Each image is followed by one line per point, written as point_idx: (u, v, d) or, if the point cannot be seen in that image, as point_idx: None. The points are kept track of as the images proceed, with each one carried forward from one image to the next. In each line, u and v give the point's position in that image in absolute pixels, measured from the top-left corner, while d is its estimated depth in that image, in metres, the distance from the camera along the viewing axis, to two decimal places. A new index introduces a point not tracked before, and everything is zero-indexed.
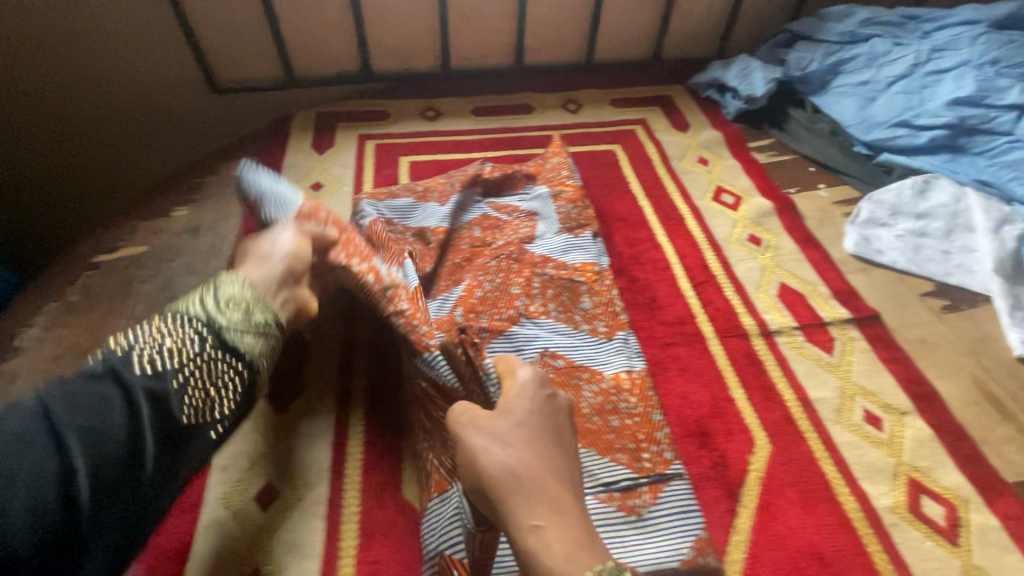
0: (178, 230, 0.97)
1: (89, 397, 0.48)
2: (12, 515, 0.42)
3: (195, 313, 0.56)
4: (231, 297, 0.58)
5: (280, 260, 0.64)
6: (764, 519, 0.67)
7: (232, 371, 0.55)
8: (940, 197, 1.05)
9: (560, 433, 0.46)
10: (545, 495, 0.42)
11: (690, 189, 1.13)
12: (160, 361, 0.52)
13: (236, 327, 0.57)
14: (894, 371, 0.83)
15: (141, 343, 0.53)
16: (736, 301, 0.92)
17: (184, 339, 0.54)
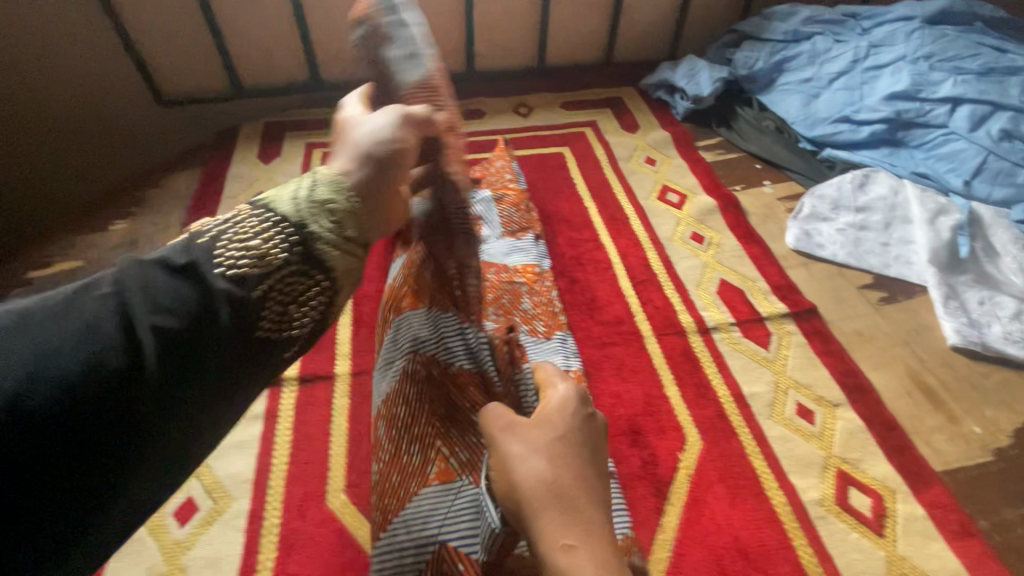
0: (116, 243, 0.96)
1: (158, 286, 0.38)
2: (63, 411, 0.33)
3: (287, 208, 0.46)
4: (321, 201, 0.47)
5: (378, 167, 0.53)
6: (691, 517, 0.67)
7: (315, 288, 0.45)
8: (879, 190, 1.06)
9: (595, 454, 0.48)
10: (578, 513, 0.42)
11: (636, 189, 1.13)
12: (237, 259, 0.42)
13: (327, 237, 0.46)
14: (828, 364, 0.83)
15: (227, 232, 0.43)
16: (676, 298, 0.92)
17: (263, 239, 0.43)
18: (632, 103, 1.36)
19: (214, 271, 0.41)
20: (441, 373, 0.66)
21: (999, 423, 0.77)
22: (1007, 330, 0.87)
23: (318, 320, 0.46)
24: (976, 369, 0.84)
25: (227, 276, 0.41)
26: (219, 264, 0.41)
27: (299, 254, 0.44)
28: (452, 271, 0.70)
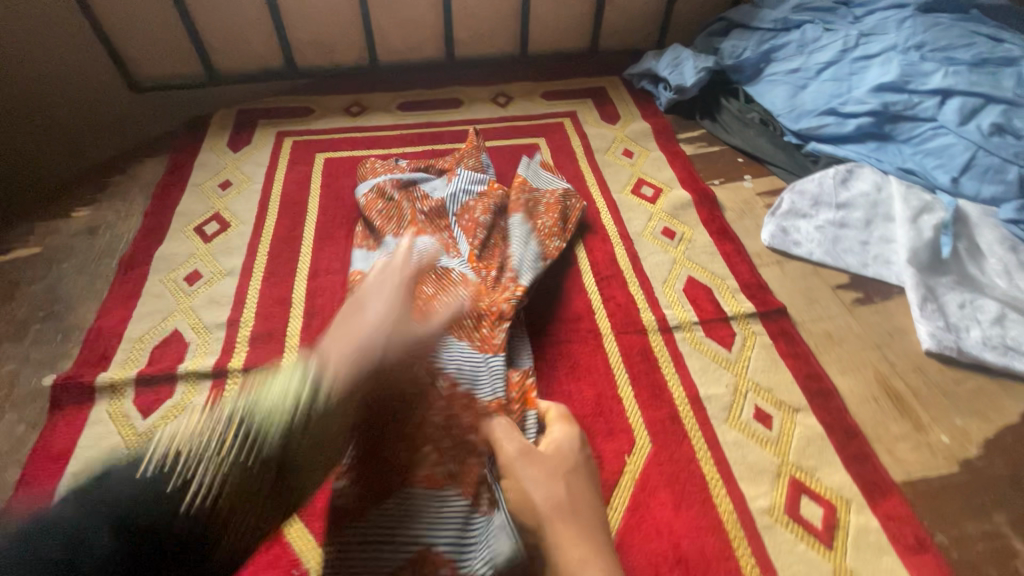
0: (75, 231, 0.95)
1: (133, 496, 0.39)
2: None
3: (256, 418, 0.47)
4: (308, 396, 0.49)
5: (377, 335, 0.57)
6: (632, 522, 0.64)
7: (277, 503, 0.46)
8: (862, 186, 1.02)
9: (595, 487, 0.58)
10: (587, 535, 0.51)
11: (609, 182, 1.10)
12: (210, 469, 0.43)
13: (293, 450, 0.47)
14: (792, 367, 0.80)
15: (193, 456, 0.43)
16: (639, 295, 0.89)
17: (240, 440, 0.45)
18: (615, 93, 1.32)
19: (171, 491, 0.41)
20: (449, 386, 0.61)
21: (969, 432, 0.74)
22: (986, 335, 0.83)
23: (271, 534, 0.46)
24: (950, 376, 0.80)
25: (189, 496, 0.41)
26: (170, 483, 0.41)
27: (277, 455, 0.46)
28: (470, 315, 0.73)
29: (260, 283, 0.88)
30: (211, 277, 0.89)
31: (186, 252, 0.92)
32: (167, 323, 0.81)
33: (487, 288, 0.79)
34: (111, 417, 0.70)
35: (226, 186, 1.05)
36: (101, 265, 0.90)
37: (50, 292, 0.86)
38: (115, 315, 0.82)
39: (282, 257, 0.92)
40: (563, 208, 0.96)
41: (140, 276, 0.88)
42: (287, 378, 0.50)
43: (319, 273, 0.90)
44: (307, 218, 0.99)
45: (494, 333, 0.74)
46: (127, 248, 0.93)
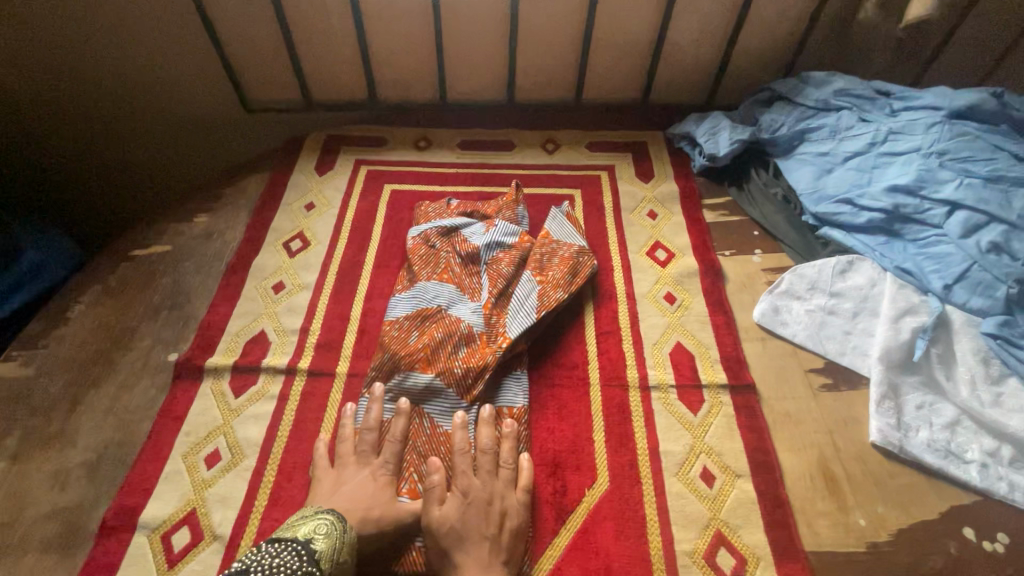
0: (195, 234, 1.22)
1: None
2: None
3: (294, 539, 0.72)
4: (324, 540, 0.73)
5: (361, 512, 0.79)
6: (578, 541, 0.84)
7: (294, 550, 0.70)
8: (858, 280, 1.12)
9: (476, 526, 0.79)
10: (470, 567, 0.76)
11: (628, 241, 1.24)
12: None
13: (309, 538, 0.72)
14: (745, 438, 0.94)
15: (254, 564, 0.67)
16: (630, 354, 1.05)
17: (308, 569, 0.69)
18: (655, 150, 1.44)
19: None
20: (431, 427, 0.92)
21: (886, 519, 0.86)
22: (933, 438, 0.93)
23: None
24: (887, 468, 0.92)
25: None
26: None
27: None
28: (460, 371, 0.94)
29: (327, 299, 1.11)
30: (292, 288, 1.13)
31: (275, 264, 1.17)
32: (256, 324, 1.07)
33: (487, 339, 0.99)
34: (214, 394, 0.98)
35: (310, 208, 1.28)
36: (214, 267, 1.17)
37: (176, 285, 1.13)
38: (222, 311, 1.09)
39: (346, 278, 1.15)
40: (574, 264, 1.11)
41: (240, 280, 1.14)
42: (309, 520, 0.75)
43: (373, 296, 1.12)
44: (370, 246, 1.21)
45: (475, 383, 0.94)
46: (232, 255, 1.19)
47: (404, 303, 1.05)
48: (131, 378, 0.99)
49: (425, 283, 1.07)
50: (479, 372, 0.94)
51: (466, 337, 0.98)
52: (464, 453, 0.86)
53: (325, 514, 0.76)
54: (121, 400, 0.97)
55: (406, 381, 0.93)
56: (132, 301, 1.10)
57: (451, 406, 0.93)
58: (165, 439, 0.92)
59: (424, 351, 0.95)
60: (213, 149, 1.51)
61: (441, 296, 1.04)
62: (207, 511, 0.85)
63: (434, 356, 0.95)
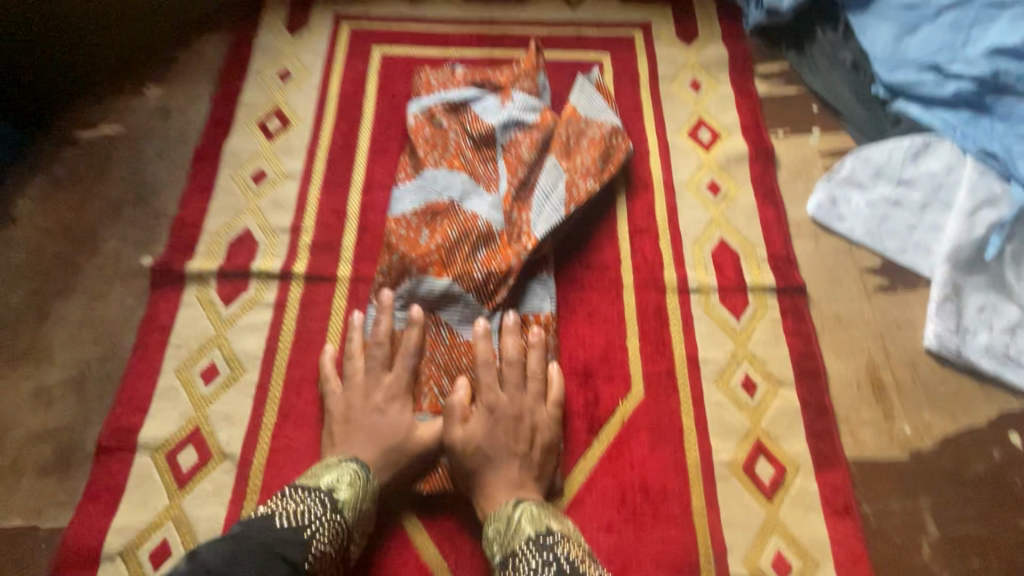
0: (149, 112, 1.02)
1: (269, 534, 0.57)
2: None
3: (315, 487, 0.66)
4: (348, 490, 0.68)
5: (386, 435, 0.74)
6: (613, 453, 0.80)
7: (318, 497, 0.65)
8: (932, 165, 0.97)
9: (504, 445, 0.74)
10: (502, 483, 0.72)
11: (667, 118, 1.06)
12: (328, 529, 0.62)
13: (334, 486, 0.67)
14: (791, 344, 0.87)
15: (276, 509, 0.61)
16: (668, 253, 0.93)
17: (332, 517, 0.64)
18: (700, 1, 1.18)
19: (306, 538, 0.59)
20: (450, 338, 0.82)
21: (931, 427, 0.83)
22: (991, 342, 0.87)
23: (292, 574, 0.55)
24: (938, 375, 0.86)
25: (316, 545, 0.60)
26: (281, 522, 0.59)
27: None
28: (480, 276, 0.83)
29: (318, 191, 0.95)
30: (275, 178, 0.96)
31: (252, 149, 0.99)
32: (237, 222, 0.92)
33: (509, 238, 0.86)
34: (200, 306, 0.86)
35: (285, 77, 1.06)
36: (179, 153, 0.98)
37: (135, 176, 0.96)
38: (196, 206, 0.93)
39: (338, 166, 0.98)
40: (607, 147, 0.94)
41: (212, 169, 0.97)
42: (329, 468, 0.69)
43: (372, 187, 0.96)
44: (362, 126, 1.02)
45: (497, 289, 0.83)
46: (198, 138, 1.00)
47: (408, 195, 0.90)
48: (103, 287, 0.88)
49: (433, 172, 0.91)
50: (501, 277, 0.83)
51: (484, 238, 0.85)
52: (490, 366, 0.78)
53: (347, 462, 0.71)
54: (96, 311, 0.86)
55: (417, 289, 0.82)
56: (87, 195, 0.94)
57: (472, 315, 0.83)
58: (155, 353, 0.83)
59: (438, 253, 0.83)
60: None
61: (453, 188, 0.89)
62: (212, 429, 0.79)
63: (450, 259, 0.83)
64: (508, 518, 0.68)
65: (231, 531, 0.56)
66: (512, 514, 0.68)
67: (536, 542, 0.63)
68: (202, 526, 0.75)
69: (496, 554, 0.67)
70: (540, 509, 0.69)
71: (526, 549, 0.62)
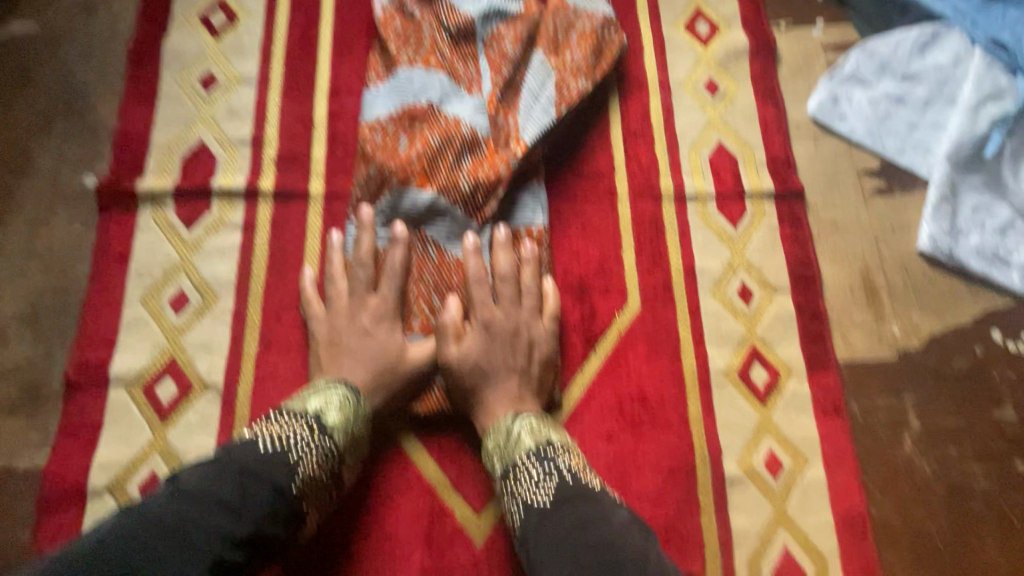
0: (67, 3, 0.87)
1: (250, 461, 0.57)
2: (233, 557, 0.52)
3: (304, 409, 0.64)
4: (337, 412, 0.65)
5: (374, 357, 0.71)
6: (610, 367, 0.79)
7: (306, 422, 0.62)
8: (939, 59, 0.92)
9: (499, 362, 0.72)
10: (499, 402, 0.71)
11: (662, 9, 0.96)
12: (314, 453, 0.61)
13: (325, 408, 0.65)
14: (788, 251, 0.85)
15: (262, 432, 0.60)
16: (664, 159, 0.88)
17: (319, 441, 0.62)
18: None
19: (290, 464, 0.58)
20: (438, 255, 0.77)
21: (920, 328, 0.84)
22: (982, 242, 0.86)
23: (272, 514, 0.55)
24: (929, 277, 0.86)
25: (300, 471, 0.59)
26: (265, 446, 0.59)
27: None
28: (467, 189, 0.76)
29: (278, 97, 0.85)
30: (227, 83, 0.85)
31: (195, 48, 0.86)
32: (188, 134, 0.82)
33: (496, 145, 0.79)
34: (159, 226, 0.79)
35: None
36: (109, 54, 0.85)
37: (62, 83, 0.84)
38: (138, 116, 0.82)
39: (297, 67, 0.86)
40: (598, 41, 0.86)
41: (151, 73, 0.84)
42: (317, 391, 0.67)
43: (338, 91, 0.86)
44: (320, 18, 0.89)
45: (485, 200, 0.77)
46: (128, 35, 0.86)
47: (380, 101, 0.81)
48: (44, 210, 0.79)
49: (407, 73, 0.81)
50: (490, 187, 0.77)
51: (469, 145, 0.78)
52: (482, 283, 0.75)
53: (337, 386, 0.68)
54: (40, 238, 0.78)
55: (399, 202, 0.76)
56: (9, 107, 0.82)
57: (460, 230, 0.78)
58: (115, 281, 0.76)
59: (419, 162, 0.76)
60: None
61: (430, 90, 0.80)
62: (188, 359, 0.75)
63: (433, 168, 0.76)
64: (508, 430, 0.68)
65: (216, 454, 0.57)
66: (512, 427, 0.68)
67: (536, 454, 0.65)
68: (189, 457, 0.72)
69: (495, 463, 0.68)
70: (539, 421, 0.69)
71: (526, 461, 0.64)
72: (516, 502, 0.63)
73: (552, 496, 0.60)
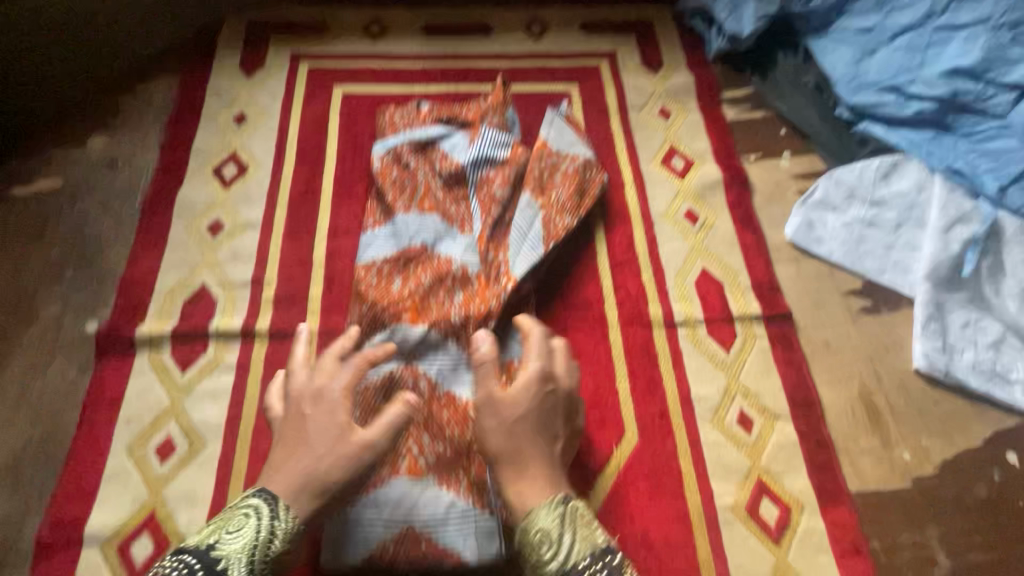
0: (93, 164, 0.95)
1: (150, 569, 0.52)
2: None
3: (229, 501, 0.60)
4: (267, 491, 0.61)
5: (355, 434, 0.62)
6: (612, 507, 0.76)
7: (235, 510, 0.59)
8: (902, 185, 0.97)
9: (550, 421, 0.66)
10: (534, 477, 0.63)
11: (639, 148, 1.04)
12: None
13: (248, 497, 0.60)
14: (783, 375, 0.85)
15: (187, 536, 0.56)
16: (651, 286, 0.91)
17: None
18: (663, 32, 1.18)
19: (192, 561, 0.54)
20: (428, 388, 0.76)
21: (930, 452, 0.81)
22: (978, 359, 0.86)
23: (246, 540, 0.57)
24: (931, 396, 0.85)
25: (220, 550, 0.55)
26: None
27: None
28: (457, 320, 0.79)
29: (281, 241, 0.90)
30: (232, 228, 0.90)
31: (206, 198, 0.92)
32: (191, 279, 0.86)
33: (487, 278, 0.83)
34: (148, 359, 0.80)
35: (241, 121, 1.00)
36: (126, 207, 0.91)
37: (78, 236, 0.89)
38: (145, 264, 0.86)
39: (301, 212, 0.92)
40: (581, 181, 0.93)
41: (162, 223, 0.90)
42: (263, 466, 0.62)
43: (338, 233, 0.91)
44: (326, 168, 0.97)
45: (478, 332, 0.79)
46: (146, 189, 0.93)
47: (367, 245, 0.86)
48: (43, 359, 0.80)
49: (403, 217, 0.87)
50: (480, 321, 0.79)
51: (460, 281, 0.82)
52: (544, 340, 0.71)
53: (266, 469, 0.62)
54: (34, 387, 0.78)
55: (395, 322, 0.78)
56: (25, 259, 0.86)
57: (448, 360, 0.78)
58: (104, 432, 0.76)
59: (412, 298, 0.80)
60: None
61: (425, 231, 0.86)
62: (170, 512, 0.72)
63: (426, 304, 0.79)
64: (558, 518, 0.60)
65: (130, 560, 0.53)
66: (563, 515, 0.61)
67: (602, 558, 0.59)
68: None
69: (547, 561, 0.59)
70: (587, 518, 0.62)
71: (594, 569, 0.58)
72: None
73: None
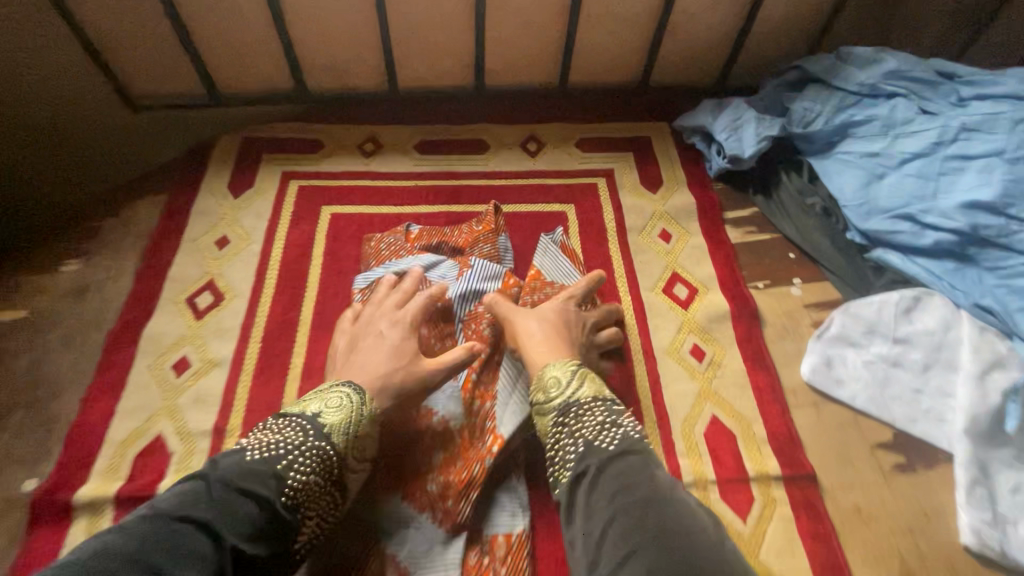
0: (63, 291, 0.91)
1: (237, 470, 0.57)
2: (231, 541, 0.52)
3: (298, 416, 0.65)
4: (333, 414, 0.66)
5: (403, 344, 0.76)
6: None
7: (298, 430, 0.63)
8: (927, 322, 0.88)
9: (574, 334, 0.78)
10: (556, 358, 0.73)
11: (639, 274, 0.99)
12: (299, 471, 0.60)
13: (322, 413, 0.66)
14: (811, 552, 0.74)
15: (258, 446, 0.61)
16: (655, 438, 0.82)
17: (314, 442, 0.63)
18: (661, 149, 1.16)
19: (277, 469, 0.59)
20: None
21: None
22: None
23: (320, 454, 0.62)
24: None
25: (291, 475, 0.59)
26: (254, 455, 0.60)
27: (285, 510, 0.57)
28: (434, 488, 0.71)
29: (250, 382, 0.83)
30: (199, 367, 0.84)
31: (176, 332, 0.87)
32: (147, 426, 0.79)
33: (471, 435, 0.75)
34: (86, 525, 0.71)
35: (223, 245, 0.97)
36: (90, 340, 0.86)
37: (34, 373, 0.83)
38: (100, 408, 0.80)
39: (275, 349, 0.86)
40: None
41: (124, 360, 0.84)
42: (325, 392, 0.69)
43: (313, 373, 0.84)
44: (306, 298, 0.92)
45: (458, 506, 0.70)
46: (114, 320, 0.88)
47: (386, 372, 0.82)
48: None
49: None
50: (459, 490, 0.71)
51: (440, 439, 0.75)
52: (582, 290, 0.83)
53: (342, 387, 0.69)
54: None
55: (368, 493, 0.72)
56: None
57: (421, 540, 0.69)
58: None
59: (388, 462, 0.74)
60: (92, 175, 1.10)
61: None
62: None
63: (402, 469, 0.73)
64: (568, 374, 0.70)
65: (200, 471, 0.58)
66: (574, 370, 0.71)
67: (600, 402, 0.67)
68: None
69: (552, 398, 0.69)
70: (595, 379, 0.72)
71: (591, 405, 0.67)
72: (574, 439, 0.64)
73: (617, 441, 0.62)
